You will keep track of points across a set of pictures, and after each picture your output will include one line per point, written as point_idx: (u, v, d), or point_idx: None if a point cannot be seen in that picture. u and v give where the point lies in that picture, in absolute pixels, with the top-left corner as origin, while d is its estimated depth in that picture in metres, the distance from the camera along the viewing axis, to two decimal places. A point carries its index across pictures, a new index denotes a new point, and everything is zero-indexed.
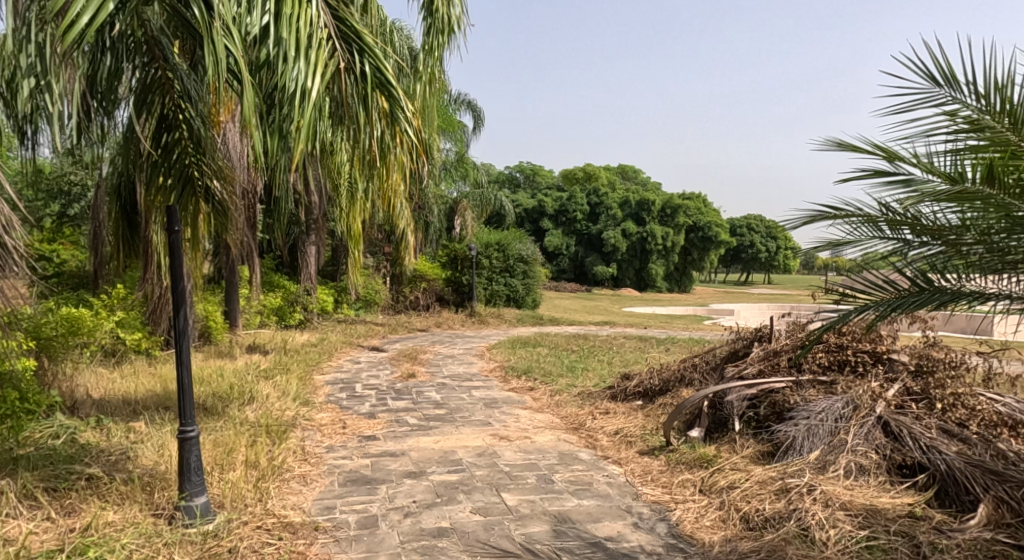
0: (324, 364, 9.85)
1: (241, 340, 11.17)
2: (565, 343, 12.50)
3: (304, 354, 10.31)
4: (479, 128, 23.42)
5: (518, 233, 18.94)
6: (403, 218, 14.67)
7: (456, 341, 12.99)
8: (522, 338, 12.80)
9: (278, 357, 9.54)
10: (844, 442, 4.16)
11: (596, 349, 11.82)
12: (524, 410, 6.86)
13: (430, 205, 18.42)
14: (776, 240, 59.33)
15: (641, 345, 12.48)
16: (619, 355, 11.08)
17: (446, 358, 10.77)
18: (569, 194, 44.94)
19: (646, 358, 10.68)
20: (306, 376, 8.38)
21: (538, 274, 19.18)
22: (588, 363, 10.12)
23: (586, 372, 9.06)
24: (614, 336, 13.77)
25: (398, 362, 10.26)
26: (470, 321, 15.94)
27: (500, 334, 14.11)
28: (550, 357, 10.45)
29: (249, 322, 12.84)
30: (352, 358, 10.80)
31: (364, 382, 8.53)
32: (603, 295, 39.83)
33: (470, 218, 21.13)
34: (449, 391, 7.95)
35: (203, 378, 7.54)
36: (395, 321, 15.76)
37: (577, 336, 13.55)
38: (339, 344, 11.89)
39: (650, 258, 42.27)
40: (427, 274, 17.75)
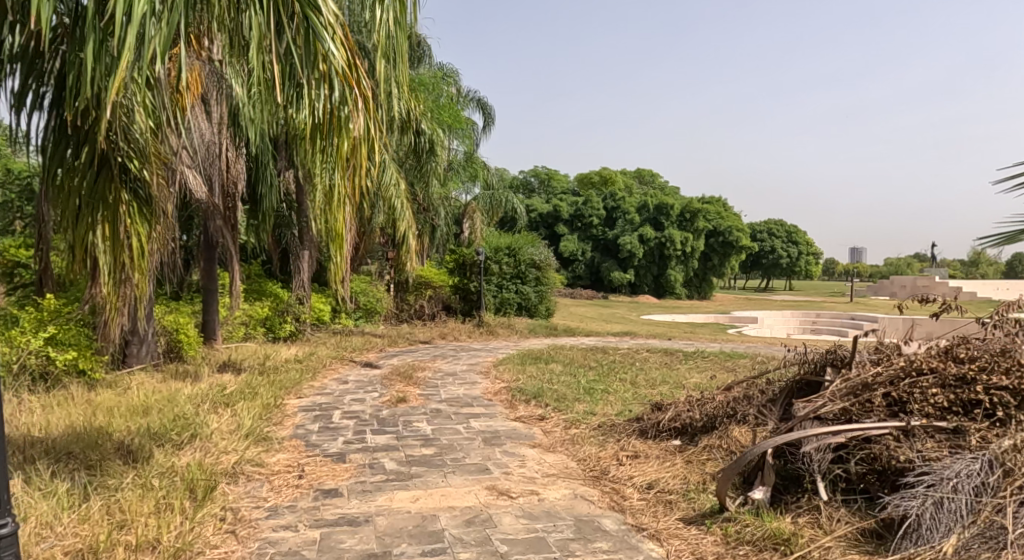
0: (306, 386, 8.60)
1: (217, 356, 9.98)
2: (582, 357, 11.17)
3: (284, 373, 9.07)
4: (489, 126, 22.19)
5: (530, 237, 17.61)
6: (405, 219, 13.44)
7: (460, 355, 11.70)
8: (534, 352, 11.49)
9: (249, 378, 8.31)
10: (1001, 532, 2.96)
11: (616, 365, 10.49)
12: (531, 450, 5.55)
13: (435, 207, 17.22)
14: (798, 246, 57.59)
15: (666, 360, 11.13)
16: (645, 373, 9.72)
17: (447, 376, 9.48)
18: (584, 198, 43.73)
19: (674, 378, 9.32)
20: (275, 403, 7.12)
21: (553, 282, 17.72)
22: (609, 383, 8.78)
23: (608, 396, 7.73)
24: (637, 349, 12.41)
25: (391, 381, 8.98)
26: (478, 332, 14.65)
27: (509, 347, 12.80)
28: (564, 376, 9.13)
29: (231, 334, 11.64)
30: (340, 376, 9.55)
31: (345, 409, 7.26)
32: (621, 302, 38.40)
33: (478, 221, 19.90)
34: (444, 421, 6.65)
35: (148, 405, 6.37)
36: (396, 332, 14.50)
37: (595, 349, 12.20)
38: (328, 360, 10.64)
39: (669, 263, 40.77)
40: (432, 281, 16.50)
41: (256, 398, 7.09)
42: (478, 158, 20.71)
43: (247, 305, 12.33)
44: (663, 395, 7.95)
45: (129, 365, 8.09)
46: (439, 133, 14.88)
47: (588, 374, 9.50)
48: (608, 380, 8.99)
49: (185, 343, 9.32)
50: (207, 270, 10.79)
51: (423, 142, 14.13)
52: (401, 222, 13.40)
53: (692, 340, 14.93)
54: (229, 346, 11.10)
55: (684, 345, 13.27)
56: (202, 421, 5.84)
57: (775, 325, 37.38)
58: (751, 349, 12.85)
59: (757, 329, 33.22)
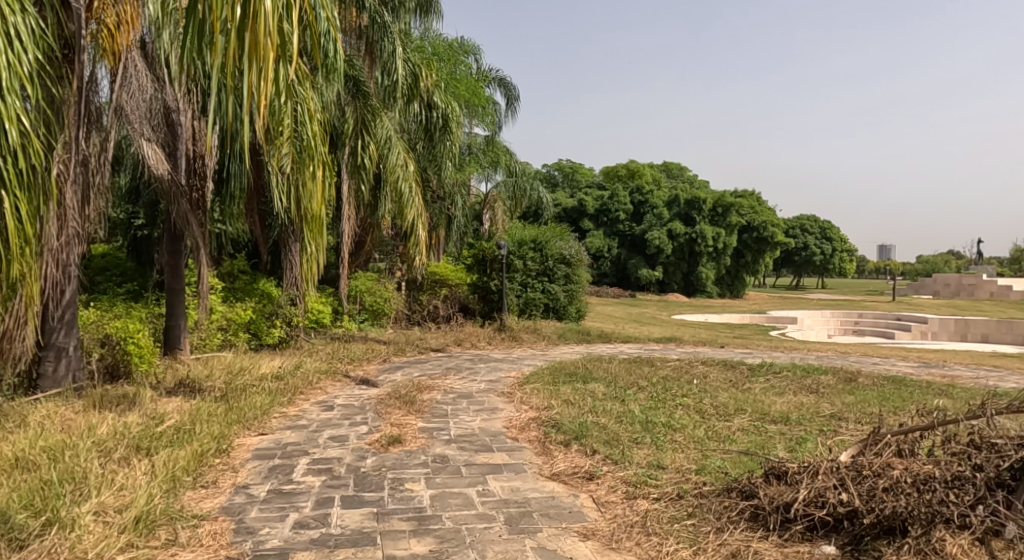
0: (275, 415, 6.64)
1: (177, 371, 8.11)
2: (627, 373, 9.10)
3: (251, 395, 7.11)
4: (512, 108, 20.05)
5: (559, 230, 15.38)
6: (413, 206, 11.11)
7: (478, 369, 9.67)
8: (567, 365, 9.45)
9: (201, 405, 6.36)
10: None
11: (673, 385, 8.36)
12: (583, 548, 3.53)
13: (450, 194, 15.22)
14: (832, 242, 54.89)
15: (730, 379, 8.97)
16: (712, 399, 7.59)
17: (460, 401, 7.44)
18: (611, 192, 41.65)
19: (753, 406, 7.18)
20: (218, 449, 5.13)
21: (583, 278, 15.50)
22: (670, 414, 6.69)
23: (677, 440, 5.64)
24: (690, 361, 10.30)
25: (387, 408, 6.97)
26: (499, 339, 12.61)
27: (535, 358, 10.77)
28: (613, 403, 7.04)
29: (204, 343, 9.69)
30: (326, 398, 7.60)
31: (317, 456, 5.27)
32: (650, 301, 36.28)
33: (499, 211, 17.88)
34: (450, 481, 4.61)
35: (23, 461, 4.47)
36: (404, 337, 12.52)
37: (640, 361, 10.12)
38: (315, 376, 8.68)
39: (700, 261, 38.51)
40: (448, 279, 14.49)
41: (193, 441, 5.11)
42: (499, 141, 18.60)
43: (226, 306, 10.42)
44: (751, 437, 5.83)
45: (41, 390, 6.23)
46: (455, 109, 12.84)
47: (641, 399, 7.40)
48: (670, 410, 6.89)
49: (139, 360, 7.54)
50: (172, 263, 8.97)
51: (435, 118, 12.04)
52: (408, 210, 11.03)
53: (749, 348, 12.72)
54: (199, 357, 9.25)
55: (743, 357, 11.15)
56: (78, 495, 3.90)
57: (815, 326, 35.03)
58: (826, 363, 10.65)
59: (798, 331, 30.89)
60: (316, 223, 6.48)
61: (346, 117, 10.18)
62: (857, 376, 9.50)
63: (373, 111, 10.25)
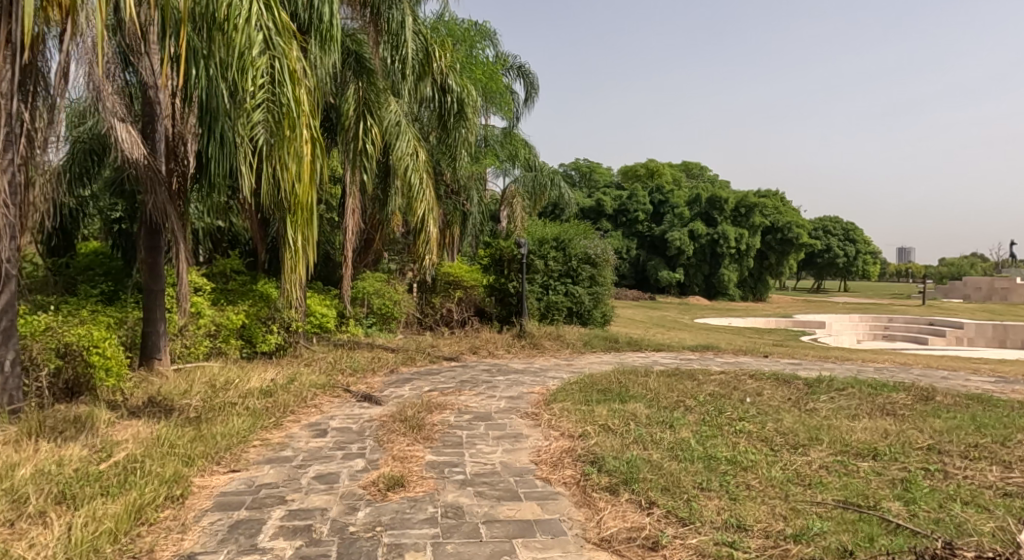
0: (255, 442, 5.50)
1: (149, 386, 7.03)
2: (669, 389, 7.91)
3: (230, 417, 5.99)
4: (531, 99, 18.82)
5: (584, 228, 14.12)
6: (424, 200, 9.98)
7: (497, 383, 8.52)
8: (599, 380, 8.28)
9: (162, 432, 5.23)
10: None
11: (725, 405, 7.15)
12: None
13: (464, 189, 14.08)
14: (856, 244, 53.28)
15: (790, 398, 7.76)
16: (777, 425, 6.38)
17: (477, 425, 6.31)
18: (630, 192, 40.43)
19: (831, 436, 5.98)
20: (167, 496, 4.01)
21: (610, 280, 14.17)
22: (734, 448, 5.50)
23: (753, 488, 4.45)
24: (737, 375, 9.10)
25: (391, 434, 5.84)
26: (519, 346, 11.45)
27: (561, 369, 9.59)
28: (661, 431, 5.86)
29: (188, 351, 8.61)
30: (320, 420, 6.45)
31: (296, 506, 4.12)
32: (671, 304, 35.00)
33: (517, 208, 16.72)
34: (464, 550, 3.59)
35: None
36: (414, 344, 11.37)
37: (681, 375, 8.93)
38: (310, 391, 7.56)
39: (723, 262, 37.11)
40: (462, 280, 13.36)
41: (134, 489, 4.00)
42: (517, 134, 17.44)
43: (216, 310, 9.23)
44: (844, 481, 4.63)
45: None
46: (472, 95, 11.69)
47: (691, 424, 6.21)
48: (731, 441, 5.70)
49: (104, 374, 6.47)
50: (149, 263, 7.88)
51: (449, 103, 10.90)
52: (418, 203, 9.89)
53: (797, 359, 11.47)
54: (182, 369, 8.14)
55: (794, 370, 9.91)
56: None
57: (844, 332, 33.59)
58: (891, 377, 9.38)
59: (829, 336, 29.49)
60: (302, 213, 5.91)
61: (347, 96, 9.18)
62: (936, 394, 8.23)
63: (378, 92, 9.36)
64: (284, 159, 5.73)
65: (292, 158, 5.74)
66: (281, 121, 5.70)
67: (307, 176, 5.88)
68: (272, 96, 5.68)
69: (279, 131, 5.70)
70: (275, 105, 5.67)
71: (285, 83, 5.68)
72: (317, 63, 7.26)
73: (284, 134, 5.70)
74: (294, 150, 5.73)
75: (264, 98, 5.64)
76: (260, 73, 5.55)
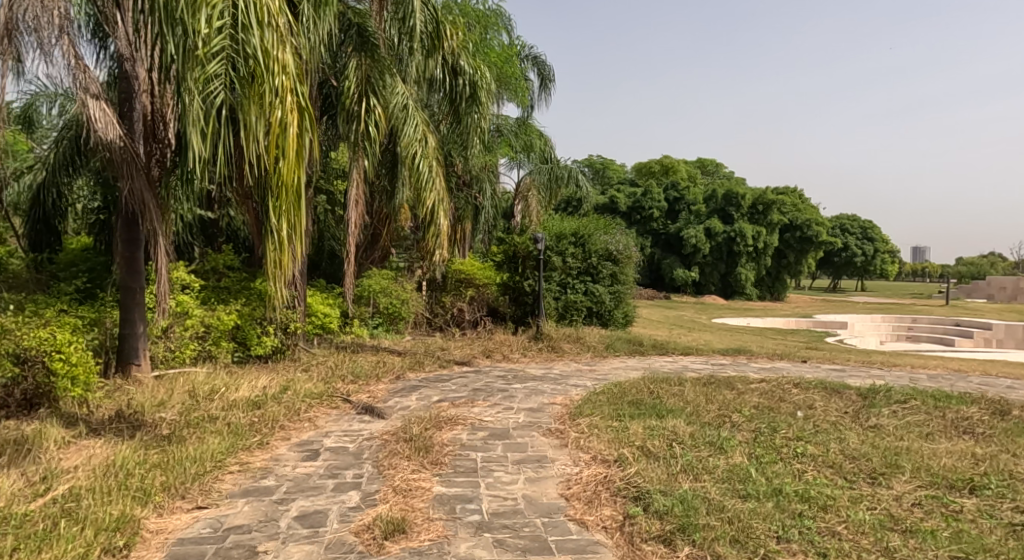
0: (233, 466, 4.66)
1: (119, 398, 6.20)
2: (708, 401, 7.04)
3: (206, 436, 5.16)
4: (546, 89, 17.88)
5: (604, 221, 13.20)
6: (434, 190, 9.11)
7: (514, 392, 7.66)
8: (630, 390, 7.41)
9: (122, 456, 4.43)
10: None
11: (776, 422, 6.26)
12: None
13: (476, 181, 13.29)
14: (875, 242, 52.04)
15: (846, 412, 6.86)
16: (843, 449, 5.48)
17: (494, 445, 5.46)
18: (644, 188, 39.48)
19: (910, 461, 5.09)
20: (104, 550, 3.42)
21: (631, 279, 13.27)
22: (801, 480, 4.61)
23: (842, 538, 3.61)
24: (780, 384, 8.21)
25: (394, 456, 5.00)
26: (536, 350, 10.55)
27: (584, 376, 8.72)
28: (710, 456, 4.98)
29: (174, 356, 7.80)
30: (313, 439, 5.59)
31: None
32: (687, 304, 34.05)
33: (533, 203, 15.86)
34: None
35: None
36: (422, 347, 10.52)
37: (718, 385, 8.05)
38: (305, 401, 6.71)
39: (740, 260, 36.08)
40: (475, 278, 12.51)
41: (62, 543, 3.39)
42: (532, 124, 16.56)
43: (205, 310, 8.35)
44: (949, 526, 3.77)
45: None
46: (486, 78, 10.82)
47: (744, 448, 5.32)
48: (795, 469, 4.81)
49: (66, 381, 5.68)
50: (127, 256, 6.99)
51: (461, 86, 10.02)
52: (427, 193, 9.02)
53: (839, 365, 10.55)
54: (163, 375, 7.31)
55: (840, 379, 8.99)
56: None
57: (867, 332, 32.53)
58: (950, 387, 8.45)
59: (853, 337, 28.45)
60: (287, 195, 4.91)
61: (348, 74, 8.40)
62: (1008, 407, 7.31)
63: (382, 69, 8.55)
64: (249, 122, 4.79)
65: (258, 120, 4.79)
66: (247, 77, 4.80)
67: (291, 150, 4.91)
68: (234, 44, 4.81)
69: (242, 87, 4.81)
70: (238, 54, 4.78)
71: (251, 26, 4.78)
72: (310, 28, 6.46)
73: (246, 91, 4.79)
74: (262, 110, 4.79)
75: (223, 45, 4.77)
76: (217, 11, 4.69)
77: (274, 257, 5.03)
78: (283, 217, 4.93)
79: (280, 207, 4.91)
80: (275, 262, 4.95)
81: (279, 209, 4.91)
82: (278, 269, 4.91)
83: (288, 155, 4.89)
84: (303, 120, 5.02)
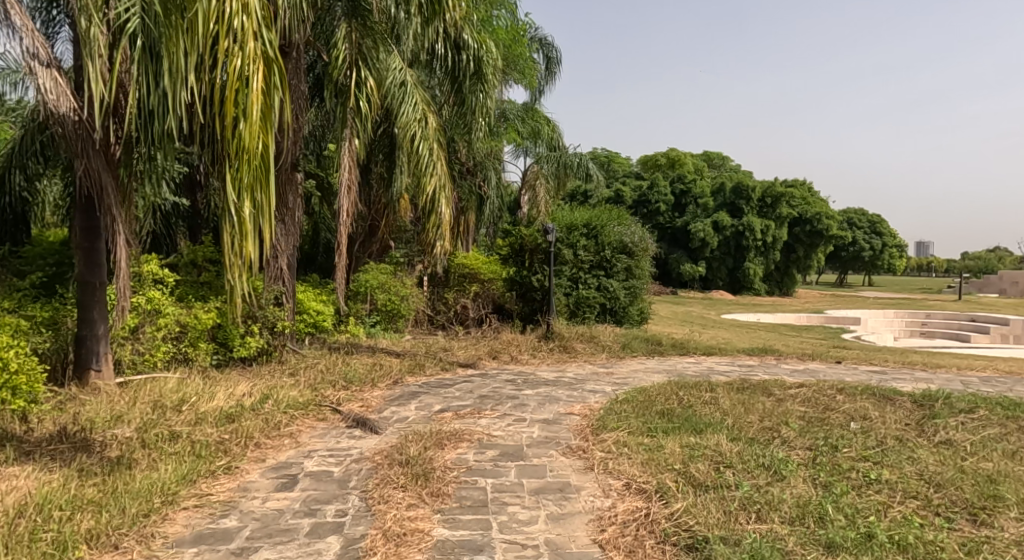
0: (188, 500, 3.81)
1: (67, 413, 5.30)
2: (749, 412, 6.18)
3: (163, 461, 4.31)
4: (553, 75, 16.98)
5: (618, 212, 12.31)
6: (435, 176, 8.23)
7: (526, 399, 6.80)
8: (657, 398, 6.56)
9: (46, 491, 3.59)
10: None
11: (833, 437, 5.38)
12: None
13: (480, 169, 12.49)
14: (884, 237, 51.05)
15: (907, 424, 5.99)
16: (921, 472, 4.60)
17: (508, 468, 4.61)
18: (650, 181, 38.57)
19: (1009, 489, 4.24)
20: None
21: (647, 274, 12.39)
22: (888, 520, 3.73)
23: None
24: (823, 391, 7.36)
25: (387, 485, 4.15)
26: (546, 350, 9.68)
27: (602, 380, 7.86)
28: (769, 485, 4.11)
29: (143, 359, 6.94)
30: (292, 461, 4.72)
31: None
32: (695, 299, 33.17)
33: (540, 193, 14.98)
34: None
35: None
36: (423, 347, 9.66)
37: (754, 391, 7.19)
38: (287, 413, 5.82)
39: (748, 255, 35.14)
40: (480, 273, 11.68)
41: None
42: (539, 110, 15.64)
43: (180, 307, 7.47)
44: None
45: None
46: (493, 55, 9.93)
47: (805, 474, 4.43)
48: (876, 503, 3.93)
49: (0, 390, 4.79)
50: (84, 248, 6.08)
51: (464, 62, 9.14)
52: (427, 180, 8.14)
53: (878, 366, 9.67)
54: (128, 382, 6.44)
55: (885, 383, 8.12)
56: None
57: (881, 328, 31.61)
58: (1012, 392, 7.57)
59: (869, 334, 27.51)
60: (248, 162, 3.84)
61: (337, 43, 7.56)
62: None
63: (377, 38, 7.75)
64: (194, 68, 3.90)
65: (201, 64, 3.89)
66: (180, 7, 3.96)
67: (255, 107, 3.83)
68: None
69: (175, 22, 3.98)
70: None
71: None
72: None
73: (178, 27, 3.96)
74: (205, 51, 3.85)
75: None
76: None
77: (235, 246, 3.90)
78: (244, 193, 3.85)
79: (240, 180, 3.84)
80: (234, 252, 3.84)
81: (237, 183, 3.83)
82: (237, 259, 3.80)
83: (250, 114, 3.82)
84: (271, 73, 3.96)
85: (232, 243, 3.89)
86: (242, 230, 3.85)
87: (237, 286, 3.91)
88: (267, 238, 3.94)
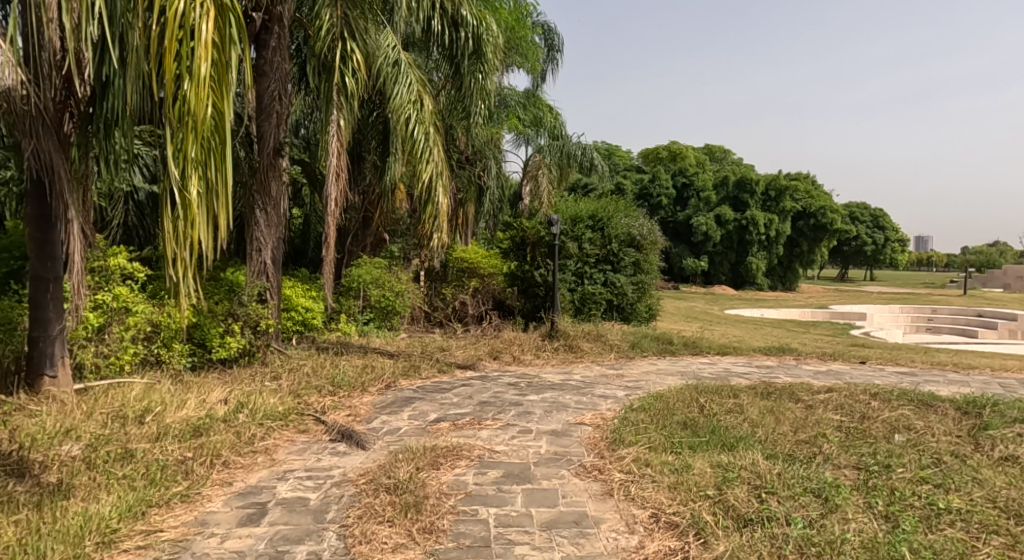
0: None
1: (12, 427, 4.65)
2: (781, 422, 5.53)
3: (111, 488, 3.64)
4: (555, 62, 16.33)
5: (625, 203, 11.67)
6: (432, 162, 7.55)
7: (531, 407, 6.16)
8: (677, 406, 5.91)
9: None
10: None
11: (882, 454, 4.74)
12: None
13: (479, 157, 11.81)
14: (886, 231, 50.42)
15: (958, 437, 5.34)
16: (993, 498, 3.96)
17: (514, 494, 3.97)
18: (651, 174, 37.87)
19: None
20: None
21: (655, 269, 11.76)
22: None
23: None
24: (856, 396, 6.72)
25: (370, 519, 3.53)
26: (551, 350, 9.03)
27: (613, 384, 7.21)
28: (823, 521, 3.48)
29: (110, 363, 6.30)
30: (263, 485, 4.06)
31: None
32: (698, 294, 32.53)
33: (543, 184, 14.32)
34: None
35: None
36: (419, 347, 9.00)
37: (782, 397, 6.56)
38: (265, 425, 5.17)
39: (751, 249, 34.50)
40: (479, 267, 10.99)
41: None
42: (541, 97, 14.95)
43: (153, 303, 6.81)
44: None
45: None
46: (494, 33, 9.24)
47: (861, 502, 3.80)
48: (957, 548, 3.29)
49: None
50: (38, 238, 5.39)
51: (462, 40, 8.42)
52: (422, 168, 7.46)
53: (905, 367, 9.04)
54: (91, 389, 5.80)
55: (920, 387, 7.47)
56: None
57: (888, 324, 30.99)
58: None
59: (877, 330, 26.88)
60: (193, 130, 3.22)
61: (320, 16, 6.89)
62: None
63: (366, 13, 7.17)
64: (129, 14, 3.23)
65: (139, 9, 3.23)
66: None
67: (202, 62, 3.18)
68: None
69: None
70: None
71: None
72: None
73: None
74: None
75: None
76: None
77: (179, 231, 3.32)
78: (189, 169, 3.25)
79: (184, 155, 3.26)
80: (177, 241, 3.27)
81: (179, 158, 3.23)
82: (180, 251, 3.24)
83: (195, 73, 3.20)
84: (225, 22, 3.32)
85: (177, 229, 3.34)
86: (188, 217, 3.29)
87: (181, 277, 3.34)
88: (220, 224, 3.37)
